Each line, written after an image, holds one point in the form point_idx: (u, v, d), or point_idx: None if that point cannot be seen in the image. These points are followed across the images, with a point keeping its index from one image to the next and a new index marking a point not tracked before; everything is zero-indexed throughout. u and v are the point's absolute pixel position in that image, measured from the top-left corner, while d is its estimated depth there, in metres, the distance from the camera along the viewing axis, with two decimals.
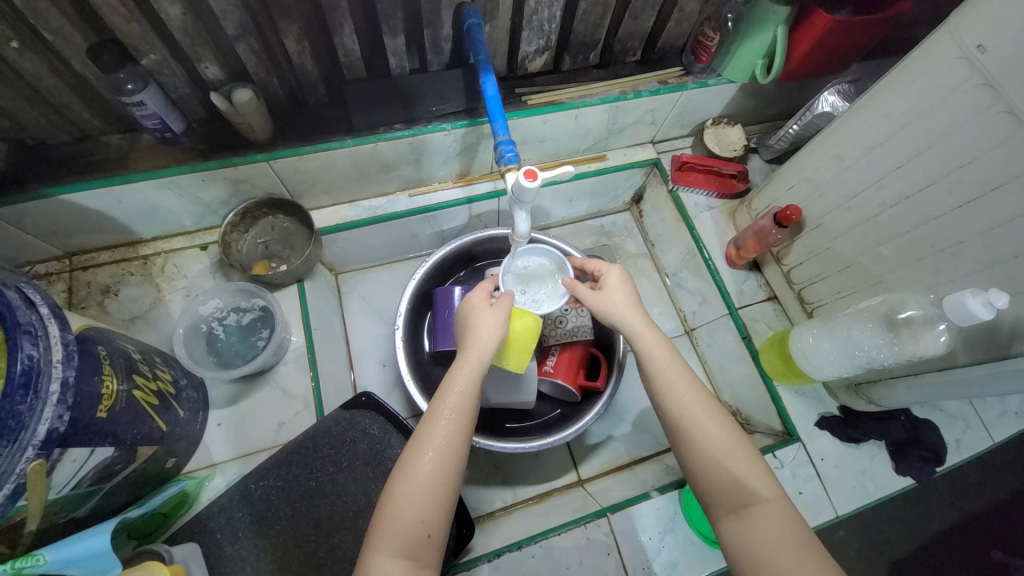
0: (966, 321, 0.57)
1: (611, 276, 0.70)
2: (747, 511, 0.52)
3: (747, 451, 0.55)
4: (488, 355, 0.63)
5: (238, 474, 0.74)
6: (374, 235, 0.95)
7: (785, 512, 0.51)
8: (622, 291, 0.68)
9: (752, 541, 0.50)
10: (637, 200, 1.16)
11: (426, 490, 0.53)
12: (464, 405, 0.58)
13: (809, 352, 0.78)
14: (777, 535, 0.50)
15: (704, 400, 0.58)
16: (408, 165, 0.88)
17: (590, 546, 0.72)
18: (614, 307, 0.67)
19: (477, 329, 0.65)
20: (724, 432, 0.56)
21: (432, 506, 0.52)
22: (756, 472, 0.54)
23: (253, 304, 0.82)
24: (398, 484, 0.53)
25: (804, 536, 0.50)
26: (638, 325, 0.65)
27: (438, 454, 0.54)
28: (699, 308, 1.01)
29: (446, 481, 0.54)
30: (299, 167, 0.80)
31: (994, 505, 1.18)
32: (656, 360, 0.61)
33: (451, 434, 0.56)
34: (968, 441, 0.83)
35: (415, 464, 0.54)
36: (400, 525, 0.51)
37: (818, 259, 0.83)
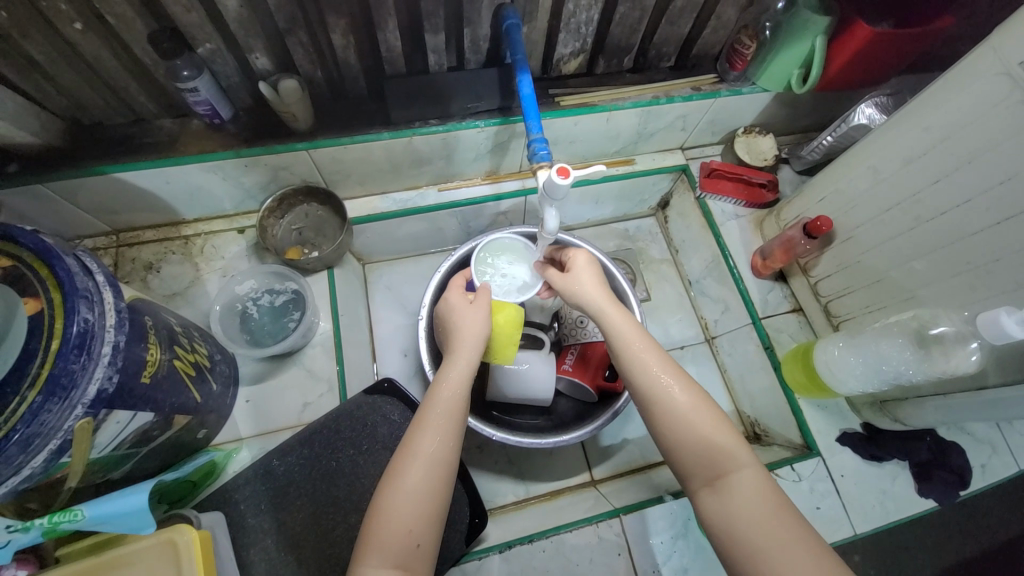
0: (998, 339, 0.56)
1: (579, 257, 0.72)
2: (722, 481, 0.52)
3: (718, 422, 0.55)
4: (472, 355, 0.65)
5: (262, 450, 0.76)
6: (402, 227, 0.98)
7: (764, 484, 0.51)
8: (589, 271, 0.70)
9: (730, 510, 0.50)
10: (662, 206, 1.15)
11: (415, 500, 0.52)
12: (452, 410, 0.59)
13: (833, 364, 0.76)
14: (753, 504, 0.50)
15: (670, 367, 0.58)
16: (439, 160, 0.90)
17: (601, 545, 0.72)
18: (582, 287, 0.68)
19: (462, 333, 0.67)
20: (691, 399, 0.56)
21: (423, 512, 0.52)
22: (728, 442, 0.54)
23: (286, 287, 0.84)
24: (386, 492, 0.53)
25: (781, 504, 0.50)
26: (603, 303, 0.66)
27: (425, 464, 0.54)
28: (721, 316, 1.01)
29: (438, 489, 0.54)
30: (336, 157, 0.83)
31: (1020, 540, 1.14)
32: (625, 334, 0.62)
33: (438, 439, 0.56)
34: (994, 466, 0.81)
35: (402, 470, 0.54)
36: (392, 535, 0.51)
37: (847, 273, 0.82)
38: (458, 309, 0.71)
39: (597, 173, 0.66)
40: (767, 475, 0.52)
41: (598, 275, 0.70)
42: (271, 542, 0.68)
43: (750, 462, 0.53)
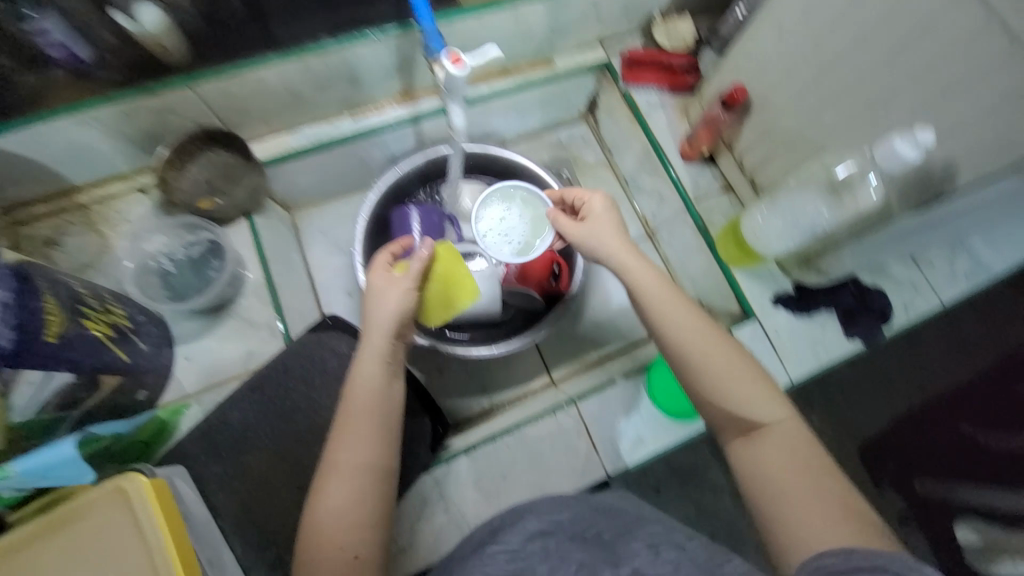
0: (894, 166, 0.58)
1: (594, 205, 0.69)
2: (757, 431, 0.55)
3: (759, 382, 0.58)
4: (377, 350, 0.62)
5: (213, 402, 0.75)
6: (321, 165, 0.92)
7: (794, 433, 0.55)
8: (607, 222, 0.67)
9: (755, 458, 0.54)
10: (590, 109, 1.11)
11: (338, 511, 0.54)
12: (368, 413, 0.58)
13: (759, 230, 0.79)
14: (786, 452, 0.53)
15: (712, 330, 0.60)
16: (343, 83, 0.84)
17: (560, 432, 0.79)
18: (603, 244, 0.66)
19: (372, 317, 0.64)
20: (730, 356, 0.58)
21: (353, 523, 0.54)
22: (765, 399, 0.56)
23: (199, 237, 0.82)
24: (317, 505, 0.54)
25: (806, 453, 0.54)
26: (631, 261, 0.64)
27: (341, 475, 0.55)
28: (658, 209, 1.02)
29: (361, 497, 0.55)
30: (226, 91, 0.76)
31: (953, 379, 1.26)
32: (661, 296, 0.61)
33: (353, 447, 0.56)
34: (915, 303, 0.87)
35: (328, 483, 0.55)
36: (324, 547, 0.53)
37: (765, 141, 0.83)
38: (374, 286, 0.66)
39: (493, 59, 0.63)
40: (797, 429, 0.55)
41: (619, 226, 0.67)
42: (239, 484, 0.69)
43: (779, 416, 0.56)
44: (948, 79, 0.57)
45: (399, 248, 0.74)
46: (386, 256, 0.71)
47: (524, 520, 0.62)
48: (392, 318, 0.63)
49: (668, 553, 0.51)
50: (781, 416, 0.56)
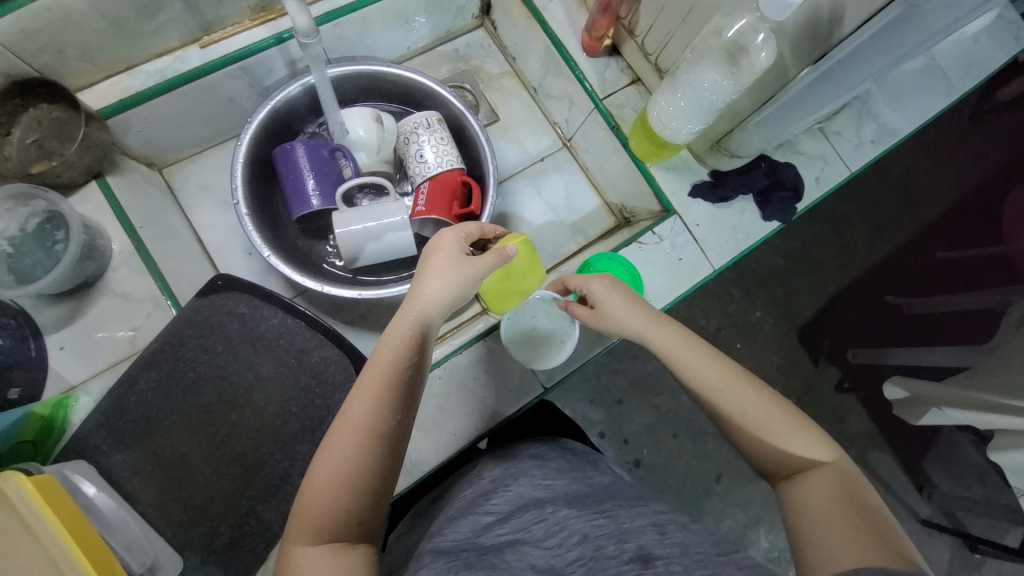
0: (779, 13, 0.54)
1: (595, 289, 0.65)
2: (802, 471, 0.51)
3: (803, 426, 0.54)
4: (421, 319, 0.55)
5: (106, 387, 0.68)
6: (181, 109, 0.79)
7: (846, 475, 0.50)
8: (614, 300, 0.63)
9: (800, 497, 0.50)
10: (485, 11, 1.00)
11: (340, 478, 0.48)
12: (392, 382, 0.51)
13: (664, 117, 0.76)
14: (836, 490, 0.49)
15: (757, 389, 0.56)
16: (177, 3, 0.70)
17: (493, 355, 0.78)
18: (621, 321, 0.62)
19: (428, 272, 0.57)
20: (763, 399, 0.55)
21: (358, 490, 0.48)
22: (810, 440, 0.53)
23: (35, 208, 0.68)
24: (320, 457, 0.50)
25: (853, 496, 0.48)
26: (656, 331, 0.61)
27: (353, 434, 0.49)
28: (570, 114, 0.96)
29: (368, 474, 0.49)
30: (25, 27, 0.61)
31: (874, 251, 1.32)
32: (700, 361, 0.57)
33: (368, 407, 0.50)
34: (825, 177, 0.88)
35: (338, 440, 0.50)
36: (316, 510, 0.47)
37: (662, 19, 0.77)
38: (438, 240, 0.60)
39: None
40: (847, 476, 0.50)
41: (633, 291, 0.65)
42: (153, 467, 0.64)
43: (829, 458, 0.52)
44: None
45: (490, 231, 0.67)
46: (473, 228, 0.64)
47: (517, 486, 0.64)
48: (445, 279, 0.56)
49: (675, 534, 0.54)
50: (829, 458, 0.52)
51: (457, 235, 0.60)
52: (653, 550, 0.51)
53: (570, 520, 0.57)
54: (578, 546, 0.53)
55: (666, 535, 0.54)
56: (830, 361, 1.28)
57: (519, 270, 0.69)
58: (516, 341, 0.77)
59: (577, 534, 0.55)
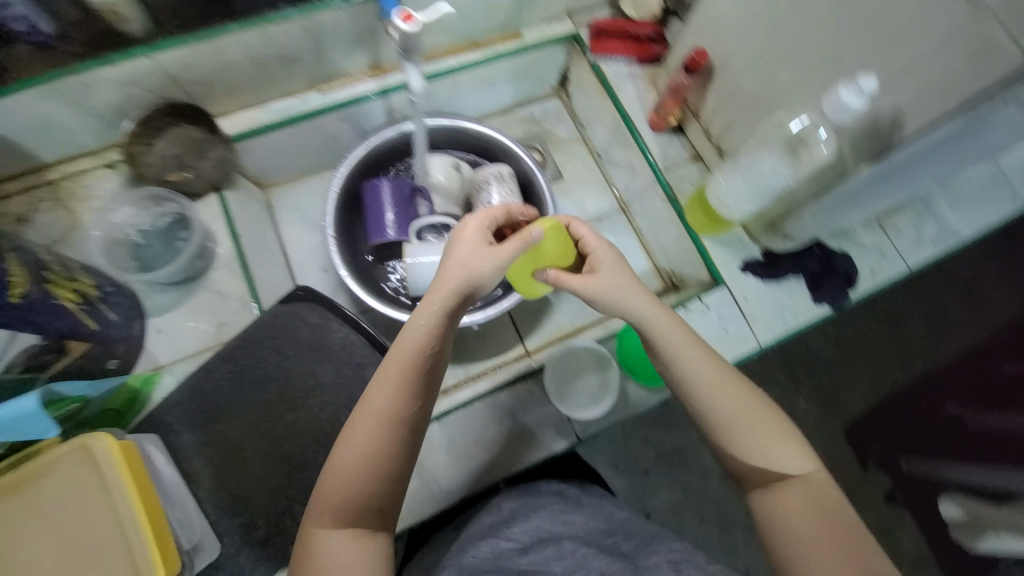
0: (841, 117, 0.58)
1: (604, 257, 0.62)
2: (783, 482, 0.56)
3: (787, 439, 0.57)
4: (445, 304, 0.56)
5: (187, 371, 0.75)
6: (293, 141, 0.92)
7: (822, 487, 0.55)
8: (622, 275, 0.61)
9: (780, 509, 0.55)
10: (563, 83, 1.11)
11: (361, 460, 0.53)
12: (414, 373, 0.54)
13: (722, 194, 0.81)
14: (814, 503, 0.54)
15: (755, 401, 0.58)
16: (310, 56, 0.83)
17: (532, 398, 0.81)
18: (624, 298, 0.60)
19: (448, 267, 0.58)
20: (754, 403, 0.58)
21: (378, 478, 0.53)
22: (794, 455, 0.57)
23: (165, 209, 0.82)
24: (343, 444, 0.54)
25: (826, 507, 0.54)
26: (662, 323, 0.59)
27: (376, 420, 0.53)
28: (630, 181, 1.03)
29: (387, 457, 0.53)
30: (188, 62, 0.76)
31: (933, 351, 1.27)
32: (708, 371, 0.58)
33: (390, 400, 0.53)
34: (881, 268, 0.89)
35: (360, 429, 0.54)
36: (341, 487, 0.53)
37: (727, 107, 0.84)
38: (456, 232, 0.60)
39: (446, 15, 0.67)
40: (820, 485, 0.56)
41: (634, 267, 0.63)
42: (212, 452, 0.70)
43: (806, 470, 0.56)
44: (894, 23, 0.56)
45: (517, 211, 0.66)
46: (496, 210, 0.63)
47: (536, 519, 0.67)
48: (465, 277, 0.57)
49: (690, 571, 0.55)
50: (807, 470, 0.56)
51: (474, 228, 0.59)
52: None
53: (588, 558, 0.58)
54: None
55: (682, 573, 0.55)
56: (879, 464, 1.21)
57: (551, 259, 0.64)
58: (557, 390, 0.80)
59: (593, 572, 0.56)
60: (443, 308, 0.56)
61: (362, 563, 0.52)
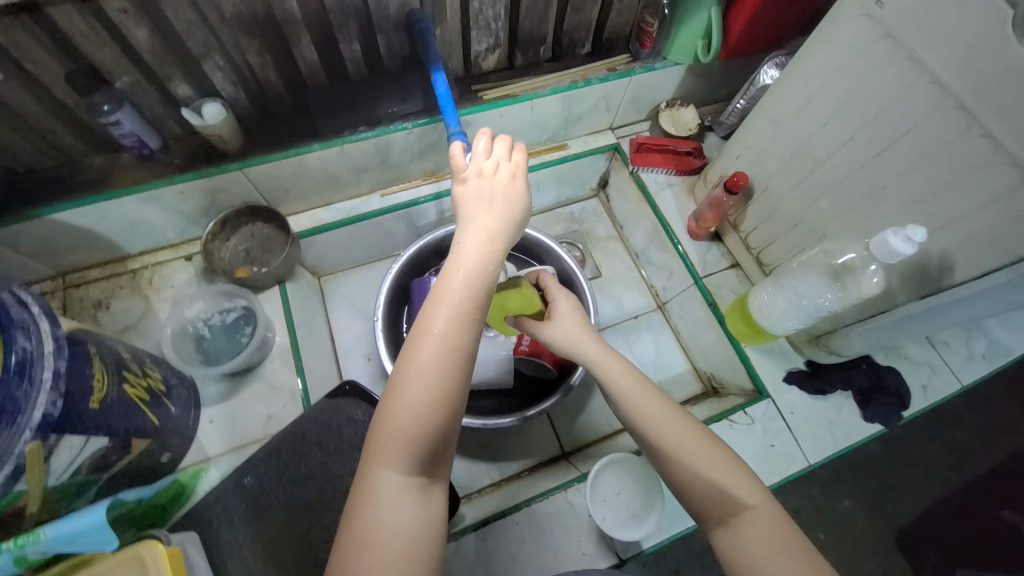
0: (891, 258, 0.60)
1: (561, 304, 0.67)
2: (736, 518, 0.49)
3: (731, 462, 0.51)
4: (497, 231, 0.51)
5: (232, 465, 0.77)
6: (352, 236, 0.99)
7: (774, 518, 0.48)
8: (573, 317, 0.65)
9: (740, 552, 0.47)
10: (602, 186, 1.18)
11: (427, 397, 0.44)
12: (472, 299, 0.46)
13: (765, 308, 0.81)
14: (770, 539, 0.47)
15: (687, 422, 0.54)
16: (377, 166, 0.92)
17: (571, 509, 0.78)
18: (566, 332, 0.63)
19: (490, 195, 0.52)
20: (683, 422, 0.54)
21: (452, 411, 0.45)
22: (740, 478, 0.50)
23: (235, 304, 0.87)
24: (409, 377, 0.44)
25: (792, 541, 0.47)
26: (596, 353, 0.61)
27: (439, 349, 0.44)
28: (668, 282, 1.05)
29: (451, 397, 0.45)
30: (271, 174, 0.84)
31: (995, 465, 1.19)
32: (629, 389, 0.56)
33: (461, 321, 0.45)
34: (934, 385, 0.86)
35: (421, 363, 0.44)
36: (402, 430, 0.44)
37: (768, 225, 0.87)
38: (489, 178, 0.53)
39: None
40: (781, 510, 0.49)
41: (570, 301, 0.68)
42: (248, 553, 0.69)
43: (754, 497, 0.49)
44: (938, 177, 0.59)
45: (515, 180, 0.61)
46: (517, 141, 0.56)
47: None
48: (513, 217, 0.52)
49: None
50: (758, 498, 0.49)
51: (516, 181, 0.54)
52: None
53: None
54: None
55: None
56: None
57: (512, 305, 0.71)
58: (602, 511, 0.76)
59: None
60: (502, 230, 0.50)
61: (433, 518, 0.45)
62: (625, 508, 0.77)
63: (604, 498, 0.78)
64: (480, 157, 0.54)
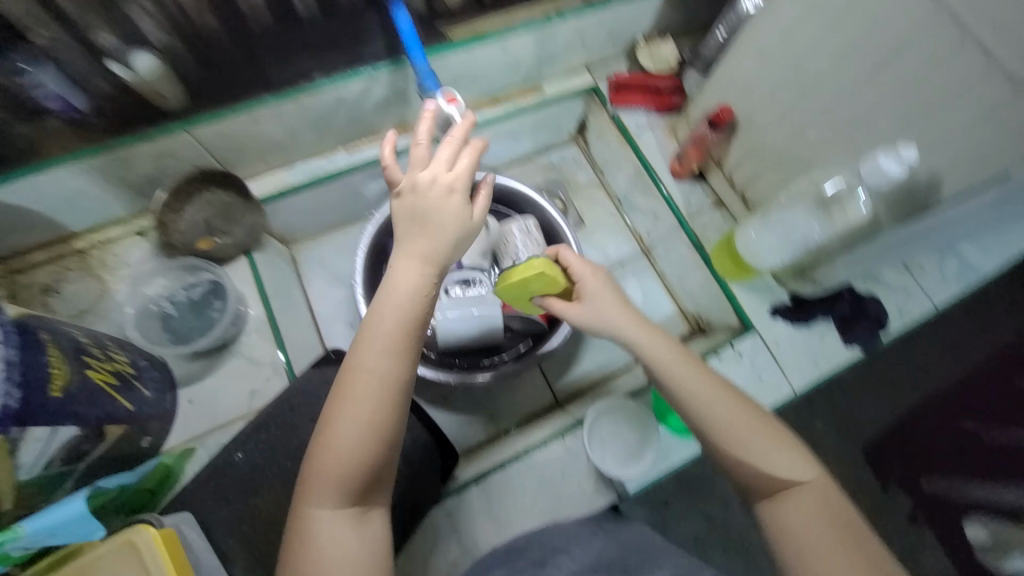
0: (878, 183, 0.60)
1: (594, 286, 0.66)
2: (788, 493, 0.54)
3: (787, 444, 0.56)
4: (427, 254, 0.55)
5: (219, 445, 0.75)
6: (320, 199, 0.92)
7: (825, 494, 0.53)
8: (612, 299, 0.65)
9: (789, 522, 0.52)
10: (580, 130, 1.12)
11: (353, 432, 0.50)
12: (397, 339, 0.52)
13: (753, 246, 0.81)
14: (818, 513, 0.52)
15: (743, 406, 0.57)
16: (340, 119, 0.85)
17: (570, 455, 0.79)
18: (608, 316, 0.64)
19: (421, 215, 0.56)
20: (744, 411, 0.57)
21: (378, 443, 0.51)
22: (793, 459, 0.55)
23: (200, 278, 0.83)
24: (337, 421, 0.51)
25: (839, 513, 0.52)
26: (647, 338, 0.62)
27: (364, 389, 0.51)
28: (653, 226, 1.03)
29: (375, 431, 0.51)
30: (223, 133, 0.77)
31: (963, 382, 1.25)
32: (687, 376, 0.58)
33: (383, 363, 0.51)
34: (909, 307, 0.88)
35: (347, 402, 0.51)
36: (331, 466, 0.51)
37: (751, 159, 0.86)
38: (424, 195, 0.56)
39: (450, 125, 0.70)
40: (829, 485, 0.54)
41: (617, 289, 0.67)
42: (248, 528, 0.68)
43: (812, 477, 0.54)
44: (929, 95, 0.57)
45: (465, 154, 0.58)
46: (472, 146, 0.59)
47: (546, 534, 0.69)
48: (439, 248, 0.55)
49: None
50: (811, 476, 0.54)
51: (453, 198, 0.56)
52: None
53: None
54: None
55: None
56: (906, 494, 1.18)
57: (534, 286, 0.70)
58: (598, 450, 0.78)
59: None
60: (432, 254, 0.55)
61: (369, 534, 0.52)
62: (621, 446, 0.79)
63: (601, 437, 0.80)
64: (417, 165, 0.57)
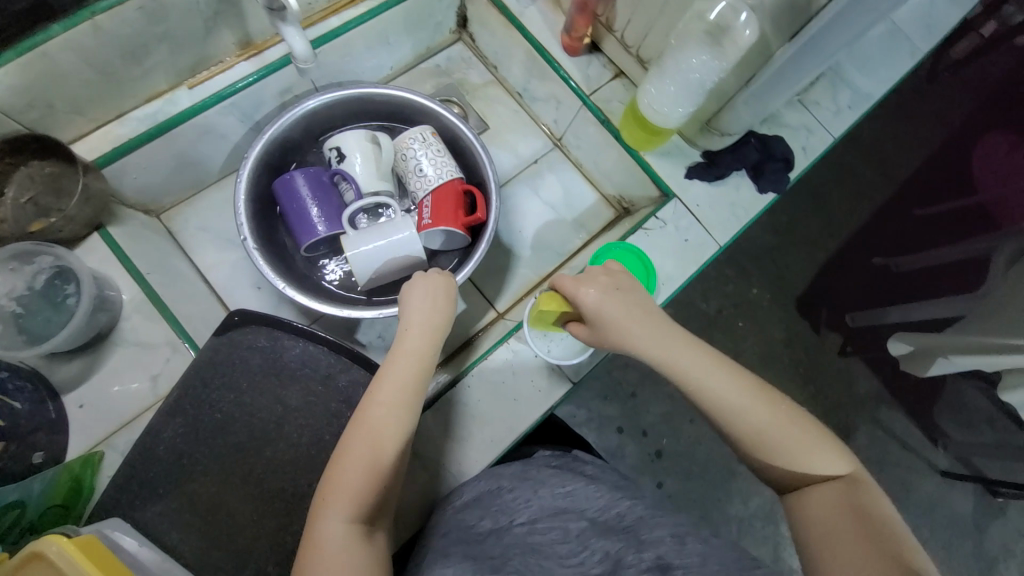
0: None
1: (615, 307, 0.61)
2: (812, 487, 0.55)
3: (821, 442, 0.56)
4: (436, 321, 0.64)
5: (131, 440, 0.67)
6: (174, 152, 0.78)
7: (851, 490, 0.54)
8: (638, 316, 0.62)
9: (811, 514, 0.54)
10: (462, 24, 1.01)
11: (371, 445, 0.54)
12: (415, 370, 0.60)
13: (656, 104, 0.77)
14: (840, 508, 0.53)
15: (780, 410, 0.57)
16: (164, 44, 0.70)
17: (517, 357, 0.78)
18: (636, 340, 0.61)
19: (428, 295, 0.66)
20: (780, 412, 0.57)
21: (392, 460, 0.55)
22: (830, 458, 0.55)
23: (40, 264, 0.68)
24: (354, 441, 0.55)
25: (862, 510, 0.52)
26: (681, 353, 0.60)
27: (386, 407, 0.57)
28: (558, 114, 0.98)
29: (390, 448, 0.55)
30: (13, 85, 0.61)
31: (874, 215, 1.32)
32: (722, 383, 0.58)
33: (402, 389, 0.58)
34: (812, 145, 0.89)
35: (367, 421, 0.56)
36: (348, 476, 0.53)
37: (641, 12, 0.79)
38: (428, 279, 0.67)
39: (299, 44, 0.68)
40: (865, 483, 0.55)
41: (637, 299, 0.63)
42: (188, 514, 0.62)
43: (845, 471, 0.55)
44: None
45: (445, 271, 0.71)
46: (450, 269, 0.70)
47: (536, 499, 0.65)
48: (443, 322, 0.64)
49: (694, 545, 0.59)
50: (842, 472, 0.55)
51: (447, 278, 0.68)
52: (672, 560, 0.55)
53: (589, 537, 0.59)
54: (600, 564, 0.55)
55: (686, 545, 0.58)
56: (832, 329, 1.28)
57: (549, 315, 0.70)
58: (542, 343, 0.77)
59: (599, 552, 0.57)
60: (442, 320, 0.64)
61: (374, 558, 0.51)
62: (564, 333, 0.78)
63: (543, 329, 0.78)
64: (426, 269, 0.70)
